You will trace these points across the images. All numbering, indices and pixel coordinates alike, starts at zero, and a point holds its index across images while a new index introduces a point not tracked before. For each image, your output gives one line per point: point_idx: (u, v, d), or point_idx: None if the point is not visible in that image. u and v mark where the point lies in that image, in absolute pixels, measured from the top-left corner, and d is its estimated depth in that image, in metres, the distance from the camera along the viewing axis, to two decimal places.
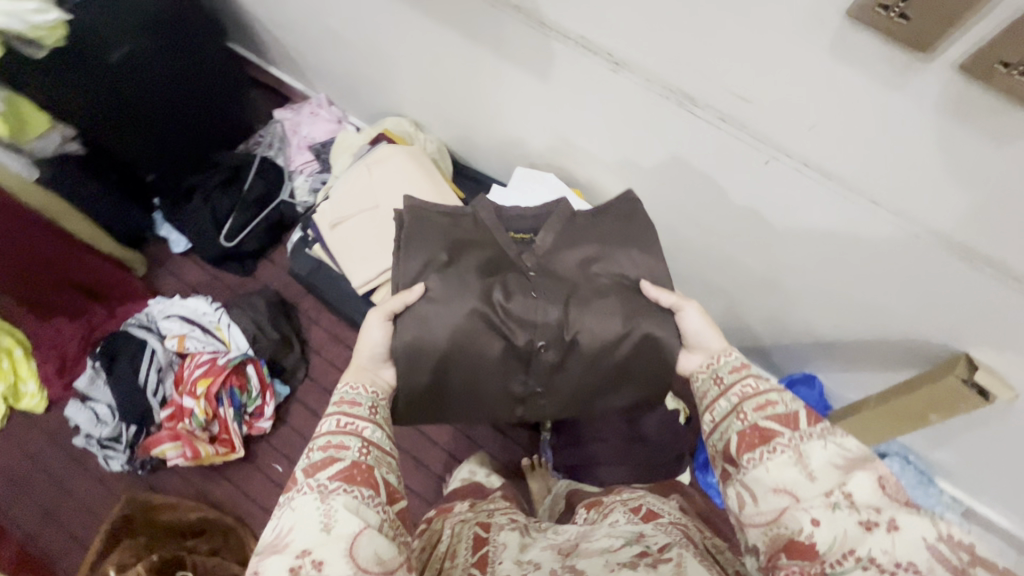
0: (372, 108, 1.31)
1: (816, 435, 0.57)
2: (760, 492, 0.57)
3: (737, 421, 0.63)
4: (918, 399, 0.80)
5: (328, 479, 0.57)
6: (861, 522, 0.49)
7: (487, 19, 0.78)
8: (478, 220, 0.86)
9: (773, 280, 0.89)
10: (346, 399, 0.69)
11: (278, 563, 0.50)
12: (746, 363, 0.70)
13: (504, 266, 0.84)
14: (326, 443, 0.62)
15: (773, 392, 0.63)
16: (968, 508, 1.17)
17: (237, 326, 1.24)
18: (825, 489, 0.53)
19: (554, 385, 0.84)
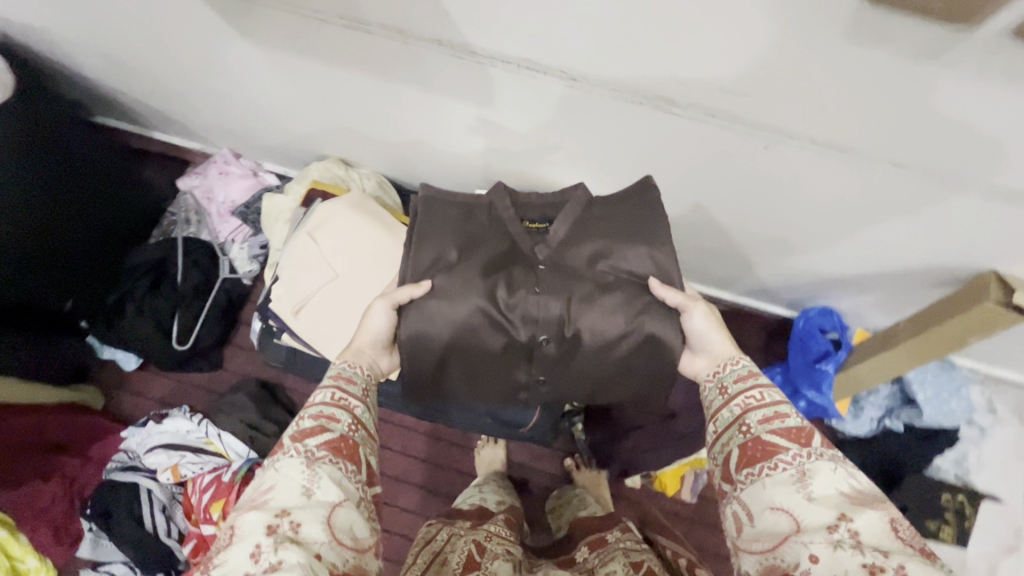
0: (289, 154, 1.15)
1: (825, 457, 0.50)
2: (755, 512, 0.51)
3: (738, 434, 0.56)
4: (952, 327, 0.77)
5: (314, 446, 0.56)
6: (864, 565, 0.43)
7: (401, 56, 0.65)
8: (493, 213, 0.75)
9: (778, 237, 0.84)
10: (343, 374, 0.66)
11: (256, 519, 0.49)
12: (755, 372, 0.63)
13: (513, 260, 0.74)
14: (317, 411, 0.60)
15: (784, 403, 0.57)
16: (985, 373, 1.22)
17: (229, 433, 1.16)
18: (827, 523, 0.46)
19: (560, 369, 0.75)
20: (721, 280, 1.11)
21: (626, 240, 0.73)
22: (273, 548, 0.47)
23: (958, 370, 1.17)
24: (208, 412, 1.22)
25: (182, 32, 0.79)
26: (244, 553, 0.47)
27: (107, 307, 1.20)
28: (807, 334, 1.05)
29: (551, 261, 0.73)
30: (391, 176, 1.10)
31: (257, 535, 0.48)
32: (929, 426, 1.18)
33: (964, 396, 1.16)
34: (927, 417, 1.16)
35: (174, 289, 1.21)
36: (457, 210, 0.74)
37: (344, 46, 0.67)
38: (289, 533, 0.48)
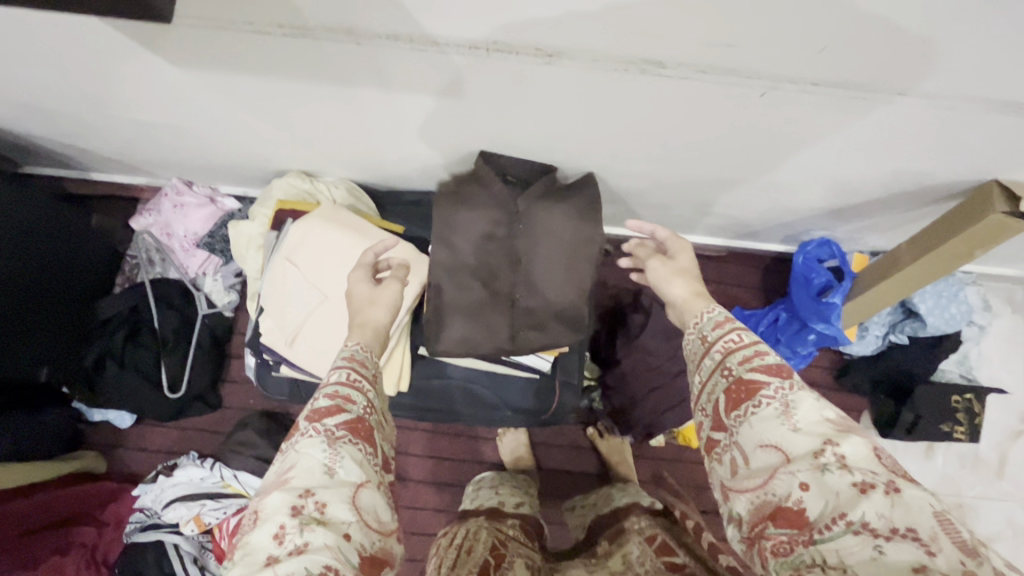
0: (245, 175, 1.07)
1: (805, 387, 0.52)
2: (744, 452, 0.51)
3: (722, 378, 0.56)
4: (959, 243, 0.77)
5: (332, 426, 0.56)
6: (855, 484, 0.45)
7: (356, 59, 0.58)
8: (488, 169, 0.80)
9: (769, 178, 0.82)
10: (353, 356, 0.64)
11: (279, 499, 0.50)
12: (732, 316, 0.62)
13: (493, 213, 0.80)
14: (333, 391, 0.59)
15: (762, 344, 0.56)
16: (976, 272, 1.24)
17: (244, 470, 1.12)
18: (813, 450, 0.47)
19: (541, 315, 0.83)
20: (715, 227, 1.09)
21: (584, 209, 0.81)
22: (299, 531, 0.48)
23: (957, 279, 1.17)
24: (218, 454, 1.18)
25: (99, 68, 0.70)
26: (268, 533, 0.49)
27: (86, 369, 1.13)
28: (807, 269, 1.05)
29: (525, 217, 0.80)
30: (358, 180, 1.04)
31: (281, 515, 0.49)
32: (931, 335, 1.18)
33: (965, 303, 1.15)
34: (931, 327, 1.15)
35: (153, 337, 1.15)
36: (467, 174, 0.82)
37: (289, 57, 0.60)
38: (315, 515, 0.50)
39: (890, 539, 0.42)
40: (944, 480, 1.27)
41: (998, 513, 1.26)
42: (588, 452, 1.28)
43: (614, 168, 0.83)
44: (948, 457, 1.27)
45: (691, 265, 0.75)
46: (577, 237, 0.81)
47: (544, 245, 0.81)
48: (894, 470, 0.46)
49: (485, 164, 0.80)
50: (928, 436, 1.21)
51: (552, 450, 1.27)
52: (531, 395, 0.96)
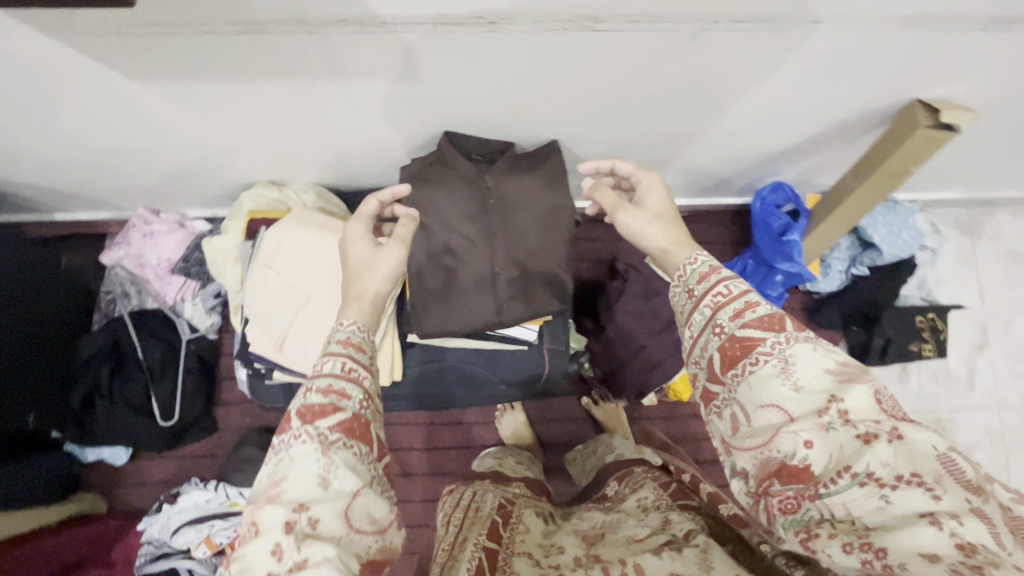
0: (213, 193, 1.08)
1: (802, 339, 0.50)
2: (744, 409, 0.51)
3: (714, 337, 0.55)
4: (899, 160, 0.82)
5: (326, 430, 0.54)
6: (859, 436, 0.44)
7: (310, 50, 0.61)
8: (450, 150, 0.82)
9: (717, 127, 0.87)
10: (345, 339, 0.62)
11: (274, 515, 0.49)
12: (716, 267, 0.60)
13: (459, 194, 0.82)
14: (328, 385, 0.57)
15: (752, 295, 0.56)
16: (923, 200, 1.31)
17: (249, 486, 1.12)
18: (818, 408, 0.46)
19: (522, 283, 0.86)
20: (674, 186, 1.14)
21: (550, 178, 0.84)
22: (296, 548, 0.48)
23: (903, 206, 1.24)
24: (220, 476, 1.18)
25: (57, 94, 0.71)
26: (265, 550, 0.48)
27: (74, 410, 1.12)
28: (764, 213, 1.09)
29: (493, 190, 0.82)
30: (326, 184, 1.06)
31: (276, 533, 0.48)
32: (889, 262, 1.25)
33: (914, 226, 1.22)
34: (887, 254, 1.22)
35: (139, 368, 1.15)
36: (431, 157, 0.83)
37: (244, 56, 0.62)
38: (308, 530, 0.49)
39: (895, 487, 0.42)
40: (922, 399, 1.34)
41: (974, 422, 1.34)
42: (586, 422, 1.31)
43: (570, 137, 0.87)
44: (921, 377, 1.35)
45: (662, 207, 0.74)
46: (548, 204, 0.84)
47: (518, 215, 0.84)
48: (895, 414, 0.45)
49: (449, 145, 0.82)
50: (898, 357, 1.28)
51: (550, 425, 1.30)
52: (522, 367, 0.99)
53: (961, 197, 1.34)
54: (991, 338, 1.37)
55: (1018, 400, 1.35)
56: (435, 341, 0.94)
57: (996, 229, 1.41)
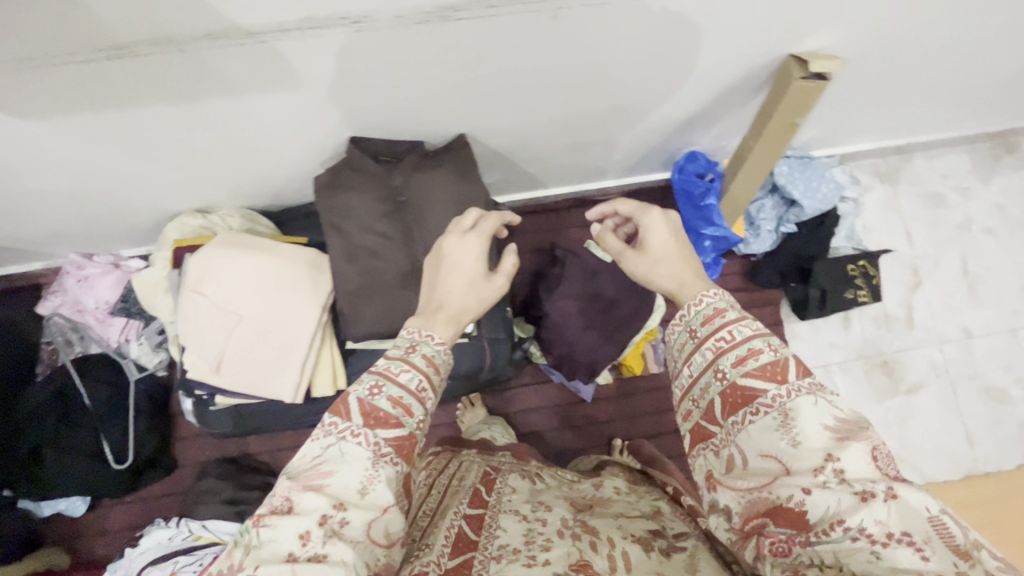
0: (140, 228, 1.09)
1: (803, 392, 0.52)
2: (743, 454, 0.53)
3: (715, 381, 0.57)
4: (783, 115, 0.86)
5: (381, 441, 0.55)
6: (856, 493, 0.46)
7: (188, 69, 0.63)
8: (359, 157, 0.84)
9: (615, 104, 0.91)
10: (426, 355, 0.63)
11: (314, 502, 0.50)
12: (723, 310, 0.60)
13: (376, 194, 0.84)
14: (397, 397, 0.58)
15: (756, 339, 0.56)
16: (840, 154, 1.38)
17: (213, 518, 1.10)
18: (814, 465, 0.48)
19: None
20: (597, 167, 1.18)
21: (461, 170, 0.86)
22: (321, 541, 0.49)
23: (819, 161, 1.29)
24: (183, 512, 1.16)
25: None
26: (294, 532, 0.49)
27: (23, 465, 1.10)
28: (685, 181, 1.16)
29: (407, 187, 0.84)
30: (252, 206, 1.07)
31: (310, 519, 0.49)
32: (813, 216, 1.30)
33: (832, 179, 1.27)
34: (809, 209, 1.27)
35: (87, 413, 1.13)
36: (341, 164, 0.85)
37: (126, 83, 0.64)
38: (336, 528, 0.50)
39: (887, 545, 0.43)
40: (866, 344, 1.39)
41: (919, 359, 1.39)
42: (548, 410, 1.32)
43: (475, 129, 0.89)
44: (864, 322, 1.40)
45: (665, 249, 0.74)
46: (464, 193, 0.86)
47: (433, 209, 0.85)
48: (889, 474, 0.47)
49: (357, 150, 0.84)
50: (837, 306, 1.33)
51: (513, 417, 1.32)
52: (465, 359, 1.00)
53: (877, 146, 1.40)
54: (924, 277, 1.43)
55: (957, 333, 1.41)
56: (374, 344, 0.96)
57: (914, 175, 1.48)
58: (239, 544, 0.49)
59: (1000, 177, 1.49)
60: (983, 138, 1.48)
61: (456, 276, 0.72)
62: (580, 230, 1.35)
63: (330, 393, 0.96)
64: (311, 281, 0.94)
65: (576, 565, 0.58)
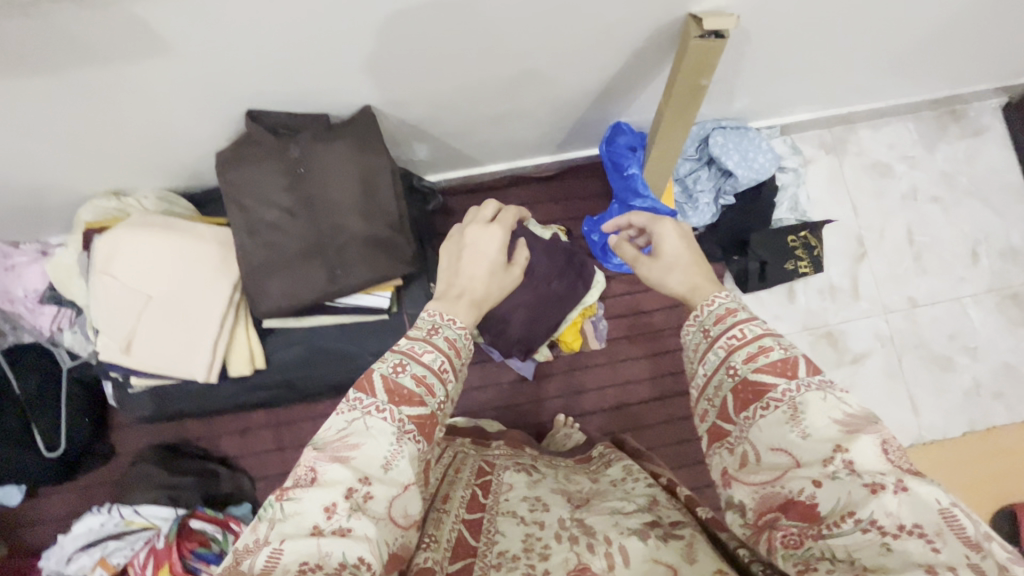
0: (59, 213, 1.08)
1: (813, 387, 0.53)
2: (756, 450, 0.54)
3: (727, 378, 0.58)
4: (685, 78, 0.85)
5: (404, 418, 0.55)
6: (865, 485, 0.45)
7: (46, 34, 0.62)
8: (258, 131, 0.83)
9: (521, 71, 0.90)
10: (450, 338, 0.63)
11: (341, 473, 0.50)
12: (733, 309, 0.63)
13: (275, 166, 0.84)
14: (420, 375, 0.58)
15: (766, 337, 0.58)
16: (781, 125, 1.37)
17: (145, 503, 1.11)
18: (823, 456, 0.49)
19: (349, 250, 0.86)
20: (525, 141, 1.17)
21: (359, 143, 0.86)
22: (347, 514, 0.48)
23: (754, 130, 1.27)
24: (118, 498, 1.16)
25: None
26: (320, 502, 0.48)
27: None
28: (614, 153, 1.15)
29: (304, 160, 0.84)
30: (171, 188, 1.06)
31: (337, 490, 0.49)
32: (749, 187, 1.29)
33: (767, 148, 1.26)
34: (743, 179, 1.25)
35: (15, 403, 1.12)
36: (241, 139, 0.85)
37: None
38: (361, 502, 0.49)
39: (897, 536, 0.42)
40: (811, 315, 1.38)
41: (863, 329, 1.39)
42: (490, 389, 1.31)
43: (380, 99, 0.89)
44: (808, 293, 1.39)
45: (678, 254, 0.76)
46: (363, 164, 0.86)
47: (331, 181, 0.85)
48: (903, 467, 0.46)
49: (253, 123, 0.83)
50: (776, 277, 1.32)
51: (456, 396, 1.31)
52: (384, 337, 1.00)
53: (820, 118, 1.39)
54: (869, 248, 1.42)
55: (902, 302, 1.41)
56: (289, 322, 0.95)
57: (859, 145, 1.46)
58: (263, 517, 0.48)
59: (946, 146, 1.48)
60: (929, 106, 1.47)
61: (480, 264, 0.72)
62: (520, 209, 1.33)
63: (247, 372, 0.96)
64: (222, 261, 0.93)
65: (574, 571, 0.55)
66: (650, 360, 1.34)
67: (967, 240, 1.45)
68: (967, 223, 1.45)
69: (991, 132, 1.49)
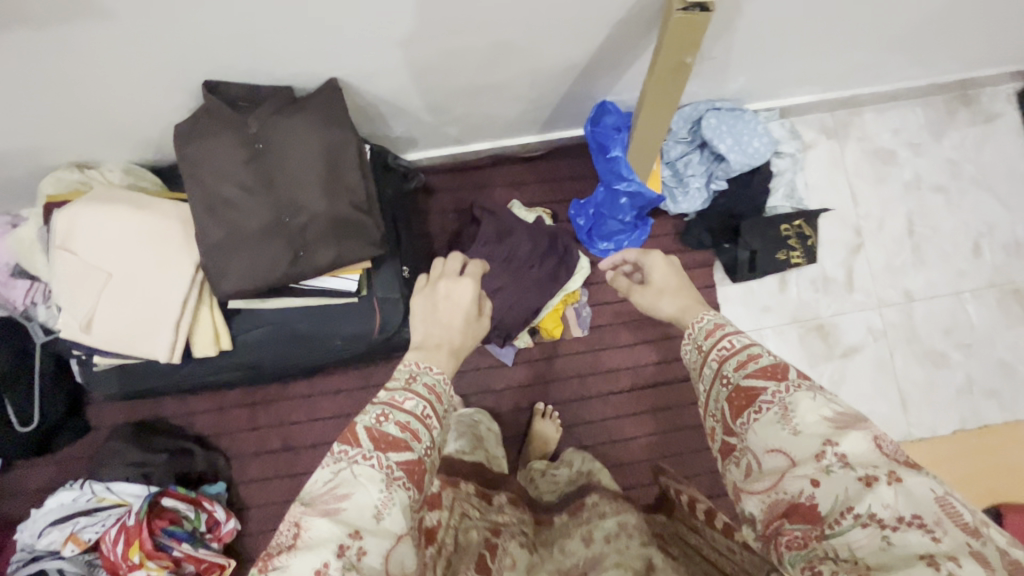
0: (26, 184, 1.05)
1: (802, 387, 0.54)
2: (756, 456, 0.54)
3: (722, 387, 0.60)
4: (668, 54, 0.79)
5: (392, 464, 0.56)
6: (860, 479, 0.47)
7: None
8: (216, 105, 0.80)
9: (497, 43, 0.86)
10: (430, 384, 0.65)
11: (328, 528, 0.49)
12: (720, 324, 0.68)
13: (234, 141, 0.79)
14: (405, 422, 0.59)
15: (755, 346, 0.61)
16: (780, 108, 1.31)
17: (117, 480, 1.11)
18: (815, 451, 0.50)
19: (314, 230, 0.83)
20: (508, 118, 1.13)
21: (324, 119, 0.82)
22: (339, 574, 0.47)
23: (750, 113, 1.21)
24: (91, 474, 1.16)
25: None
26: (312, 565, 0.47)
27: None
28: (600, 134, 1.10)
29: (264, 135, 0.80)
30: (138, 160, 1.03)
31: (329, 547, 0.48)
32: (742, 172, 1.23)
33: (762, 132, 1.20)
34: (737, 164, 1.20)
35: None
36: (198, 112, 0.80)
37: None
38: (354, 560, 0.48)
39: (896, 529, 0.44)
40: (802, 307, 1.34)
41: (856, 322, 1.35)
42: (468, 374, 1.28)
43: (347, 68, 0.85)
44: (801, 284, 1.34)
45: (665, 282, 0.84)
46: (327, 141, 0.82)
47: (293, 158, 0.81)
48: (897, 459, 0.48)
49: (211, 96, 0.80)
50: (767, 267, 1.27)
51: None
52: (354, 321, 0.97)
53: (822, 101, 1.33)
54: (867, 238, 1.37)
55: (898, 296, 1.36)
56: (254, 302, 0.92)
57: (863, 129, 1.40)
58: None
59: (954, 133, 1.41)
60: (939, 90, 1.40)
61: (454, 314, 0.74)
62: (505, 189, 1.29)
63: (213, 353, 0.93)
64: (185, 238, 0.90)
65: None
66: (635, 348, 1.30)
67: (970, 232, 1.39)
68: (972, 215, 1.40)
69: (1004, 119, 1.42)
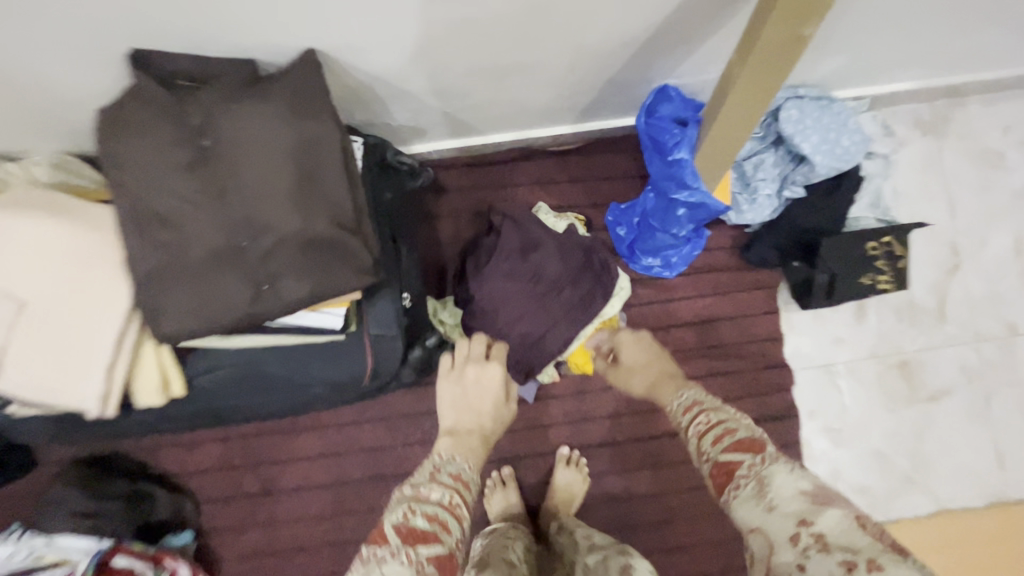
0: None
1: (777, 461, 0.59)
2: (744, 538, 0.56)
3: (705, 463, 0.66)
4: (780, 24, 0.56)
5: (422, 560, 0.55)
6: (842, 563, 0.47)
7: None
8: (152, 92, 0.60)
9: (530, 6, 0.63)
10: (455, 473, 0.71)
11: None
12: (696, 400, 0.77)
13: (173, 140, 0.59)
14: (432, 513, 0.61)
15: (729, 422, 0.67)
16: (871, 98, 1.06)
17: (60, 533, 0.92)
18: (792, 532, 0.52)
19: (279, 255, 0.61)
20: (537, 107, 0.90)
21: (292, 108, 0.61)
22: None
23: (840, 103, 0.97)
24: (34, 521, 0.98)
25: None
26: None
27: None
28: (654, 130, 0.86)
29: (214, 133, 0.60)
30: (75, 149, 0.82)
31: None
32: (826, 177, 1.00)
33: (856, 128, 0.96)
34: (822, 167, 0.96)
35: None
36: (125, 100, 0.60)
37: None
38: None
39: None
40: (882, 340, 1.12)
41: (946, 360, 1.12)
42: None
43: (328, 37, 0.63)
44: (881, 313, 1.12)
45: (636, 359, 0.99)
46: (297, 138, 0.61)
47: (251, 159, 0.60)
48: (882, 540, 0.49)
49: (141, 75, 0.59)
50: (848, 294, 1.05)
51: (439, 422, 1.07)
52: (338, 363, 0.77)
53: (922, 89, 1.08)
54: (964, 258, 1.14)
55: (999, 329, 1.13)
56: (210, 341, 0.72)
57: (966, 124, 1.15)
58: None
59: None
60: None
61: (485, 399, 0.89)
62: (530, 190, 1.07)
63: (158, 403, 0.73)
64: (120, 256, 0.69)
65: None
66: None
67: None
68: None
69: None
